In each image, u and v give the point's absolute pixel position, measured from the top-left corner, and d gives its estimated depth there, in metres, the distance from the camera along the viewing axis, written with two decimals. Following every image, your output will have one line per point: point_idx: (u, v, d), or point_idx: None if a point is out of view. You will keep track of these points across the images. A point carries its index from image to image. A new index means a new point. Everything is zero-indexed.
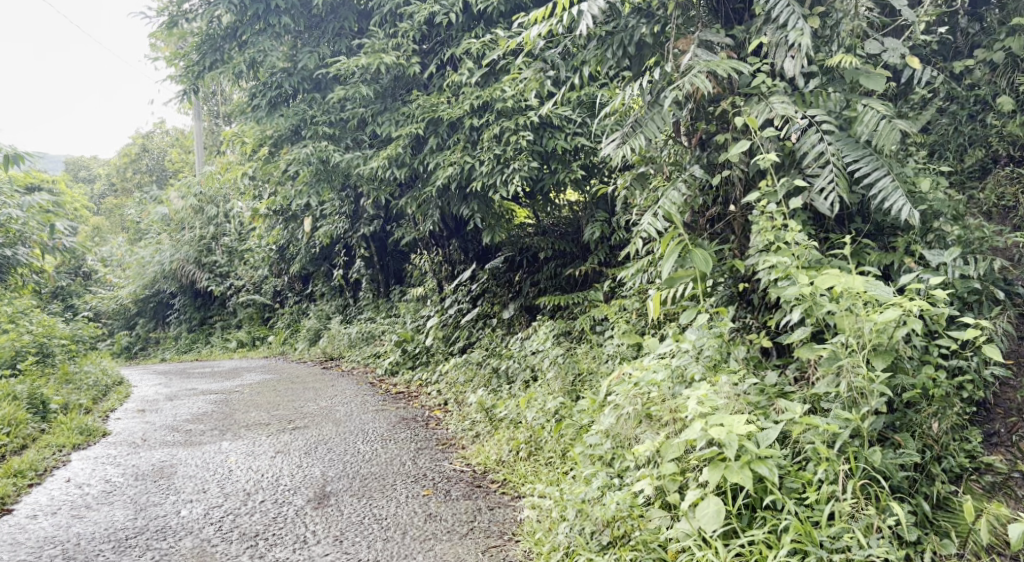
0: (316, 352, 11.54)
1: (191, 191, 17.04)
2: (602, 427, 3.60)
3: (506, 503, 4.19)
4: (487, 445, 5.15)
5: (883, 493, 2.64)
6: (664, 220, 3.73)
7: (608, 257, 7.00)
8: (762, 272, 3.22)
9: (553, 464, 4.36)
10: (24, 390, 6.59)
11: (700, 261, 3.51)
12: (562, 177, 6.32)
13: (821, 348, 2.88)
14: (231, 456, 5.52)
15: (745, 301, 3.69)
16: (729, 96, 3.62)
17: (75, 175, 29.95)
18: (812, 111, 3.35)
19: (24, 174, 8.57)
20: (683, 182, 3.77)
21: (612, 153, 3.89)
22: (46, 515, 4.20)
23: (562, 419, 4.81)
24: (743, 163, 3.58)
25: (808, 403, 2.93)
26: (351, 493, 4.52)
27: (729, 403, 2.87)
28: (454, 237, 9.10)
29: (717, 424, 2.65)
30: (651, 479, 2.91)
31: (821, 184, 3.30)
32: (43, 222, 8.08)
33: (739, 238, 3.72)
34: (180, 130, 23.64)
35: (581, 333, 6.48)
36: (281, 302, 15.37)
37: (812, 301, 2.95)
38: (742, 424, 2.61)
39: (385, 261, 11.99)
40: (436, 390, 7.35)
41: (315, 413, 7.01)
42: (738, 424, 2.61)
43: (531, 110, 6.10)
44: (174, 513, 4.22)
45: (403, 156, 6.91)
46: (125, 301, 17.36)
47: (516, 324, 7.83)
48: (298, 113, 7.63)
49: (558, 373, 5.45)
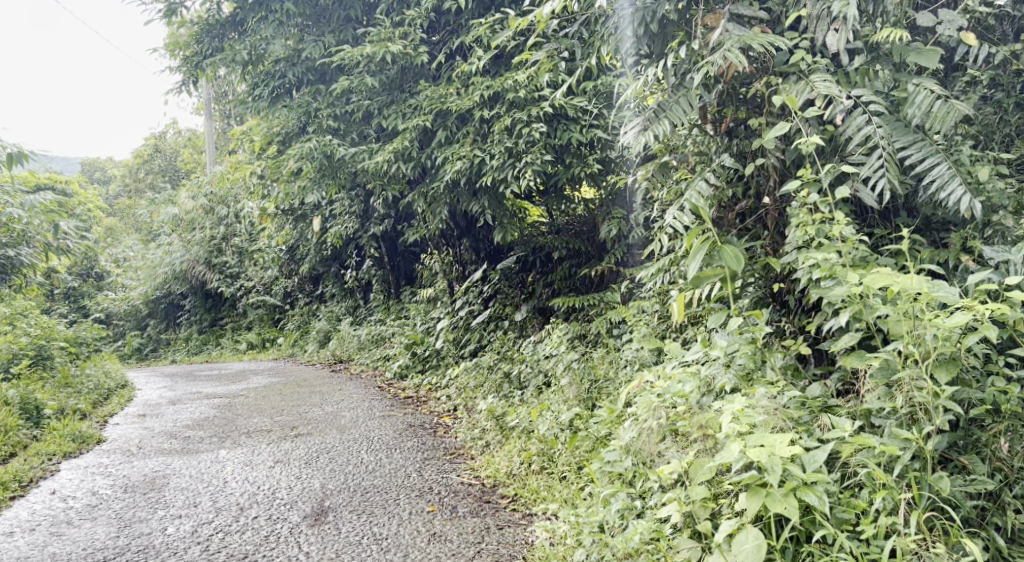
0: (325, 354, 11.27)
1: (202, 191, 16.84)
2: (622, 443, 3.29)
3: (517, 522, 3.88)
4: (497, 456, 4.83)
5: (953, 527, 2.29)
6: (690, 213, 3.42)
7: (626, 256, 6.66)
8: (802, 272, 2.91)
9: (567, 480, 4.04)
10: (16, 394, 6.37)
11: (731, 259, 3.18)
12: (577, 171, 5.99)
13: (873, 358, 2.56)
14: (228, 466, 5.23)
15: (779, 302, 3.37)
16: (763, 77, 3.32)
17: (91, 176, 30.06)
18: (858, 91, 3.02)
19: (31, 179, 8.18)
20: (712, 172, 3.45)
21: (633, 141, 3.58)
22: (23, 532, 3.93)
23: (577, 430, 4.47)
24: (777, 152, 3.27)
25: (858, 419, 2.60)
26: (351, 509, 4.22)
27: (768, 420, 2.55)
28: (465, 236, 8.76)
29: (756, 446, 2.33)
30: (680, 504, 2.59)
31: (868, 172, 2.96)
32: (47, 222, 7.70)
33: (772, 234, 3.40)
34: (193, 131, 23.43)
35: (597, 336, 6.16)
36: (292, 303, 15.09)
37: (862, 303, 2.63)
38: (786, 445, 2.29)
39: (395, 261, 11.69)
40: (446, 395, 7.04)
41: (319, 419, 6.72)
42: (780, 446, 2.29)
43: (544, 100, 5.79)
44: (159, 531, 3.92)
45: (409, 149, 6.61)
46: (136, 302, 17.20)
47: (528, 326, 7.52)
48: (302, 105, 7.39)
49: (573, 380, 5.12)
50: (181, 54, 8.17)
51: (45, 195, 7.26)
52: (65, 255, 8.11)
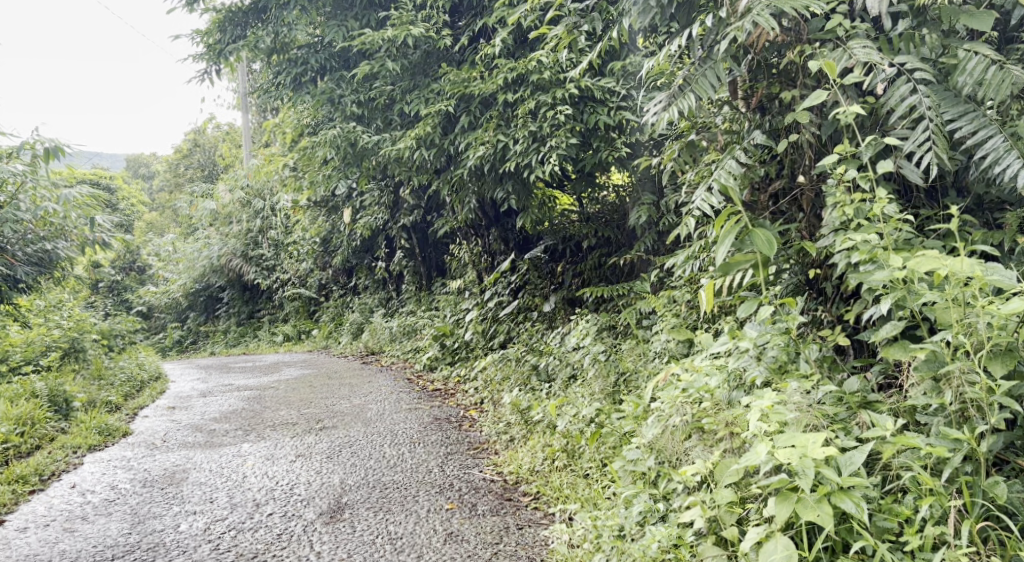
0: (357, 346, 11.21)
1: (239, 184, 16.94)
2: (646, 440, 3.08)
3: (538, 521, 3.71)
4: (520, 451, 4.66)
5: (1010, 538, 2.05)
6: (719, 194, 3.20)
7: (657, 244, 6.42)
8: (840, 255, 2.67)
9: (591, 478, 3.85)
10: (44, 387, 6.39)
11: (762, 243, 2.97)
12: (604, 155, 5.77)
13: (918, 349, 2.32)
14: (249, 460, 5.16)
15: (815, 290, 3.14)
16: (797, 46, 3.07)
17: (136, 172, 30.85)
18: (902, 57, 2.74)
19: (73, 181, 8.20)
20: (742, 150, 3.24)
21: (658, 119, 3.38)
22: (37, 528, 3.88)
23: (602, 426, 4.27)
24: (812, 127, 3.02)
25: (902, 418, 2.37)
26: (368, 506, 4.09)
27: (800, 418, 2.34)
28: (494, 226, 8.55)
29: (785, 446, 2.12)
30: (704, 509, 2.39)
31: (913, 147, 2.69)
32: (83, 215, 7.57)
33: (808, 216, 3.17)
34: (230, 126, 23.57)
35: (626, 327, 5.95)
36: (327, 296, 15.03)
37: (905, 289, 2.39)
38: (820, 446, 2.07)
39: (427, 252, 11.57)
40: (474, 387, 6.90)
41: (346, 412, 6.62)
42: (813, 447, 2.07)
43: (570, 81, 5.58)
44: (172, 528, 3.84)
45: (432, 135, 6.46)
46: (176, 294, 17.45)
47: (557, 317, 7.34)
48: (325, 92, 7.29)
49: (600, 372, 4.92)
50: (206, 43, 8.10)
51: (81, 190, 7.06)
52: (102, 249, 8.10)
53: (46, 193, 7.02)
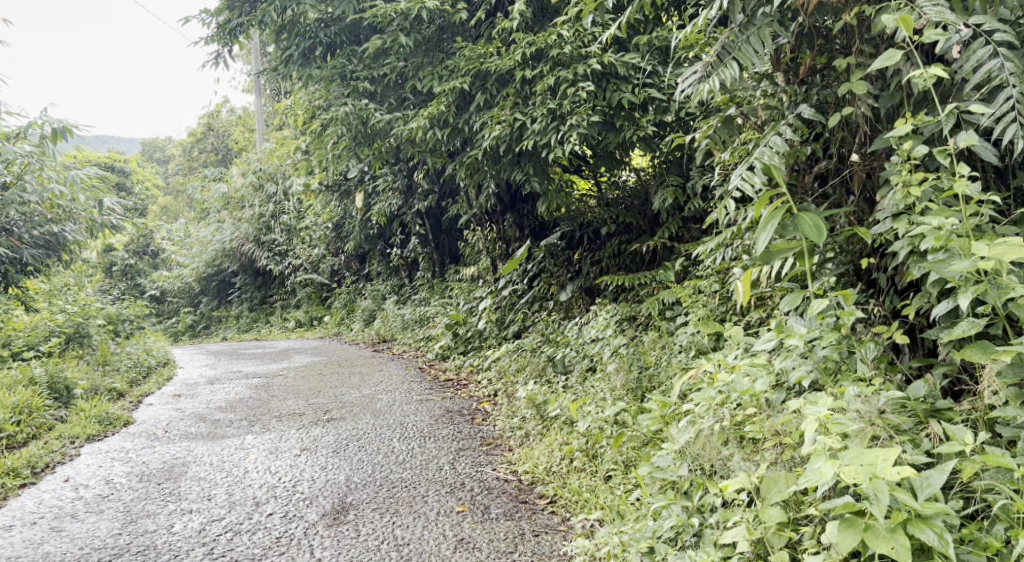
0: (369, 333, 10.96)
1: (252, 167, 16.63)
2: (677, 446, 2.81)
3: (556, 528, 3.45)
4: (536, 448, 4.40)
5: None
6: (761, 174, 2.92)
7: (681, 230, 6.12)
8: (902, 243, 2.42)
9: (613, 483, 3.58)
10: (43, 373, 6.17)
11: (809, 230, 2.68)
12: (629, 136, 5.45)
13: (1001, 351, 2.08)
14: (251, 454, 4.91)
15: (866, 282, 2.87)
16: (853, 7, 2.76)
17: (151, 156, 30.72)
18: (979, 17, 2.43)
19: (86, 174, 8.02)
20: (788, 125, 2.95)
21: (693, 93, 3.08)
22: (23, 526, 3.66)
23: (625, 426, 4.00)
24: (869, 98, 2.70)
25: (982, 431, 2.13)
26: (374, 507, 3.83)
27: (865, 430, 2.10)
28: (509, 211, 8.22)
29: (851, 464, 1.92)
30: (750, 530, 2.16)
31: (991, 120, 2.38)
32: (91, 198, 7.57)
33: (858, 200, 2.87)
34: (244, 110, 23.25)
35: (648, 319, 5.67)
36: (339, 282, 14.78)
37: (986, 283, 2.16)
38: (893, 467, 1.85)
39: (440, 239, 11.25)
40: (487, 379, 6.64)
41: (355, 402, 6.37)
42: (885, 467, 1.86)
43: (592, 56, 5.29)
44: (165, 528, 3.60)
45: (446, 113, 6.18)
46: (189, 279, 17.27)
47: (574, 307, 7.06)
48: (337, 67, 7.02)
49: (621, 367, 4.62)
50: (213, 20, 7.79)
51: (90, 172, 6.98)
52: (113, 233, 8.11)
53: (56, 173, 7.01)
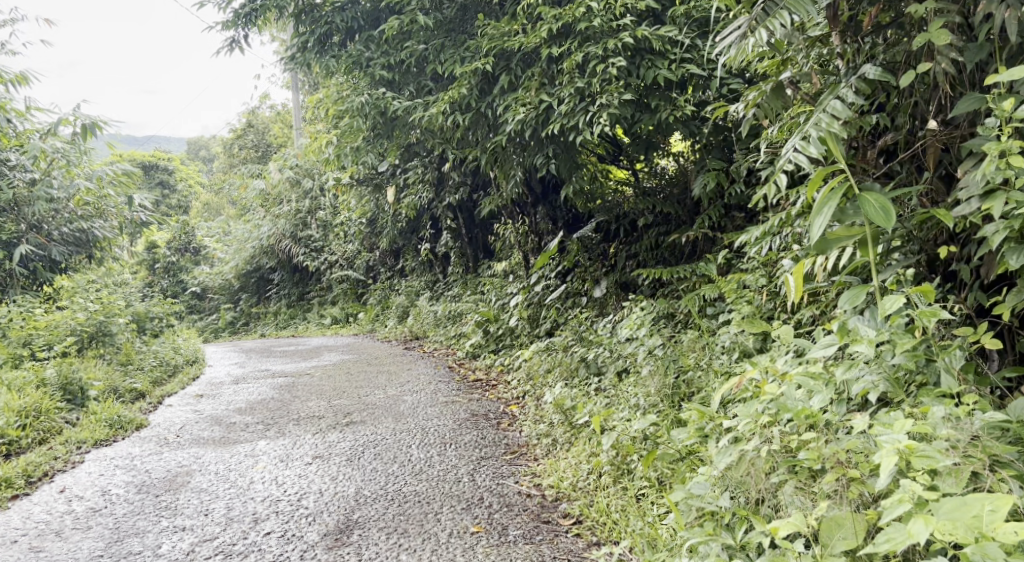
0: (401, 330, 10.65)
1: (287, 163, 16.03)
2: (716, 470, 2.42)
3: (580, 555, 3.06)
4: (563, 460, 4.00)
5: None
6: (818, 146, 2.48)
7: (723, 220, 5.66)
8: (997, 227, 2.08)
9: (645, 505, 3.20)
10: (56, 375, 5.91)
11: (874, 213, 2.23)
12: (664, 117, 4.97)
13: None
14: (260, 462, 4.60)
15: (943, 275, 2.43)
16: None
17: (196, 155, 31.07)
18: None
19: (114, 170, 7.76)
20: (847, 88, 2.51)
21: (734, 56, 2.66)
22: (4, 545, 3.42)
23: (659, 439, 3.59)
24: (951, 52, 2.27)
25: None
26: (380, 526, 3.48)
27: (961, 468, 1.86)
28: (541, 203, 7.82)
29: (952, 521, 1.73)
30: None
31: None
32: (116, 191, 8.05)
33: (932, 175, 2.41)
34: (283, 105, 23.14)
35: (687, 316, 5.25)
36: (375, 278, 14.54)
37: None
38: (1009, 530, 1.66)
39: (473, 232, 10.86)
40: (516, 379, 6.25)
41: (377, 405, 6.03)
42: (1000, 530, 1.67)
43: (623, 30, 4.85)
44: (151, 550, 3.30)
45: (468, 97, 5.80)
46: (229, 276, 17.26)
47: (609, 303, 6.63)
48: (353, 54, 6.71)
49: (656, 369, 4.20)
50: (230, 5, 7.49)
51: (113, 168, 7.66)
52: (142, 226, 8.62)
53: (80, 170, 7.64)
